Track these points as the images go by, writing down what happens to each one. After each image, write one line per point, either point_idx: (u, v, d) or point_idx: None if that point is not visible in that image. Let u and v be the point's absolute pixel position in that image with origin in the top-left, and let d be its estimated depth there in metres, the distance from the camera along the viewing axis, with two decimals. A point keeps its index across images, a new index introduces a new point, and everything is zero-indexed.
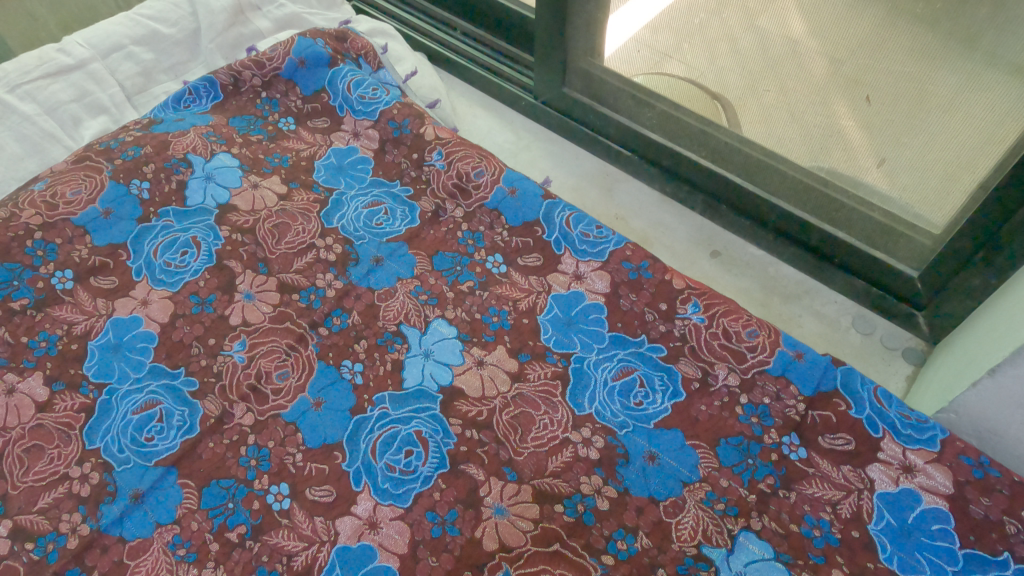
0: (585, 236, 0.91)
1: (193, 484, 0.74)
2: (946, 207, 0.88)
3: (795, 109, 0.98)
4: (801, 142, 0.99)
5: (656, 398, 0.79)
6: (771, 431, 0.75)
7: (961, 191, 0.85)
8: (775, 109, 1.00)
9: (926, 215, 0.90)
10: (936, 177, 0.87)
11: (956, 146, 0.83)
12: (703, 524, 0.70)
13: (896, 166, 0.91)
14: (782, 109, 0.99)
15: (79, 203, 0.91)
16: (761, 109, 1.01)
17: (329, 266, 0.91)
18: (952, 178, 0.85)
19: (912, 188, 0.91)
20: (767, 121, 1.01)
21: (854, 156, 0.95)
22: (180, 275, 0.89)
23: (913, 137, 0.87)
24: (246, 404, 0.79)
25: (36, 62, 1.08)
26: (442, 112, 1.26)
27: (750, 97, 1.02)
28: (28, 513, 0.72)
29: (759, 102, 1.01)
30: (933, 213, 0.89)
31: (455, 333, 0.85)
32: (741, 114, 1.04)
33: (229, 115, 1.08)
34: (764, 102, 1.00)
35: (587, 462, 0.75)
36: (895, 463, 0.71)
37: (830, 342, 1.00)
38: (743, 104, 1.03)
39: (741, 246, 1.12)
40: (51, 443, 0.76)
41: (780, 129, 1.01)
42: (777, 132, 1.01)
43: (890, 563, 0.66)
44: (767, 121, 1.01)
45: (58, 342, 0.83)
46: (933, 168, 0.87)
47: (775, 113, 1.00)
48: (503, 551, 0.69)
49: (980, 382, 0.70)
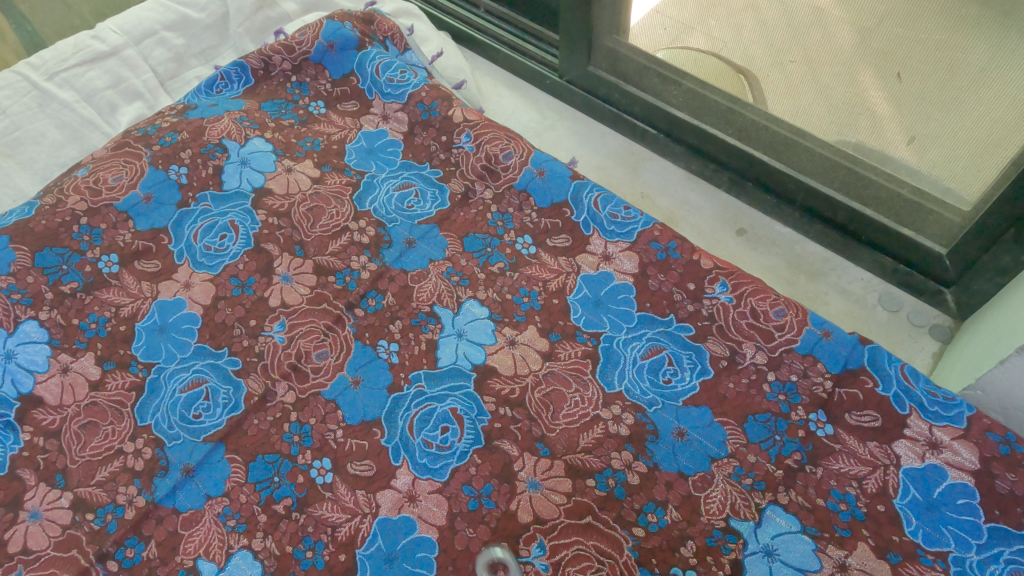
0: (613, 217, 0.92)
1: (240, 459, 0.78)
2: (977, 182, 0.87)
3: (820, 81, 0.98)
4: (827, 115, 0.99)
5: (684, 376, 0.81)
6: (798, 408, 0.77)
7: (993, 167, 0.85)
8: (800, 81, 1.00)
9: (957, 191, 0.90)
10: (968, 152, 0.87)
11: (989, 121, 0.83)
12: (731, 499, 0.72)
13: (926, 140, 0.91)
14: (808, 81, 0.99)
15: (120, 188, 0.94)
16: (785, 82, 1.01)
17: (363, 249, 0.93)
18: (984, 153, 0.85)
19: (944, 162, 0.90)
20: (792, 93, 1.01)
21: (883, 131, 0.94)
22: (220, 259, 0.92)
23: (945, 111, 0.88)
24: (287, 382, 0.83)
25: (72, 50, 1.11)
26: (467, 93, 1.27)
27: (775, 71, 1.02)
28: (86, 486, 0.76)
29: (784, 74, 1.01)
30: (965, 190, 0.89)
31: (487, 313, 0.87)
32: (766, 88, 1.04)
33: (260, 100, 1.10)
34: (790, 75, 1.00)
35: (617, 439, 0.77)
36: (921, 440, 0.72)
37: (856, 320, 1.01)
38: (769, 77, 1.03)
39: (767, 224, 1.12)
40: (105, 421, 0.80)
41: (806, 102, 1.01)
42: (803, 105, 1.01)
43: (914, 536, 0.68)
44: (792, 94, 1.01)
45: (107, 323, 0.87)
46: (964, 144, 0.87)
47: (800, 86, 1.00)
48: (538, 523, 0.72)
49: (1008, 360, 0.71)
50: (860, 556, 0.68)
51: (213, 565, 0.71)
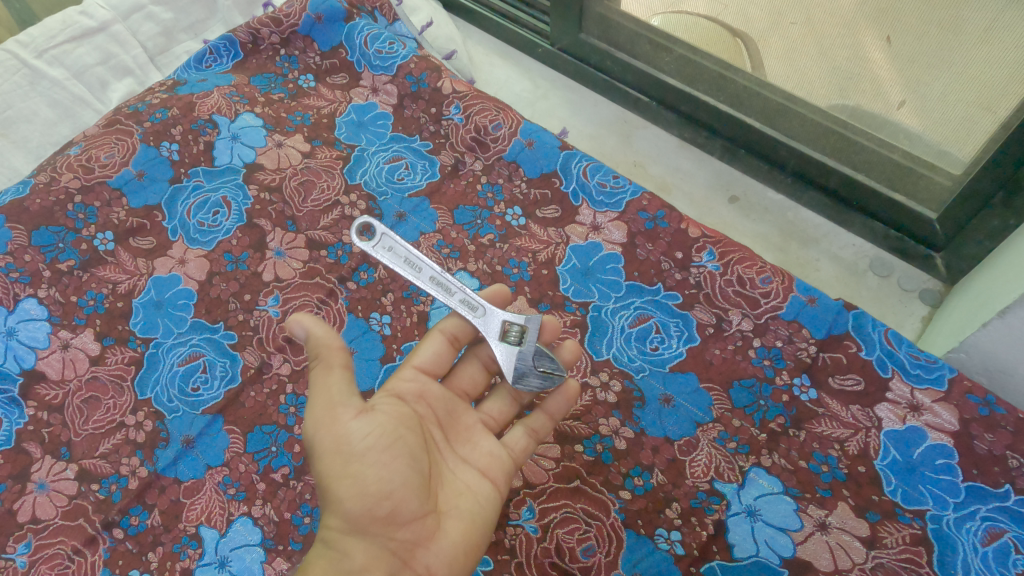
0: (602, 186, 0.93)
1: (238, 430, 0.80)
2: (971, 142, 0.87)
3: (822, 43, 1.00)
4: (826, 80, 1.01)
5: (671, 343, 0.82)
6: (783, 372, 0.78)
7: (985, 129, 0.85)
8: (801, 43, 1.01)
9: (952, 152, 0.90)
10: (960, 114, 0.88)
11: (981, 81, 0.84)
12: (715, 462, 0.74)
13: (923, 102, 0.93)
14: (808, 42, 1.01)
15: (113, 166, 0.95)
16: (785, 44, 1.03)
17: (354, 223, 0.94)
18: (975, 114, 0.86)
19: (942, 124, 0.91)
20: (791, 57, 1.03)
21: (881, 93, 0.97)
22: (214, 235, 0.93)
23: (942, 71, 0.90)
24: (282, 355, 0.84)
25: (60, 26, 1.10)
26: (458, 64, 1.26)
27: (775, 34, 1.04)
28: (91, 458, 0.78)
29: (784, 36, 1.03)
30: (960, 151, 0.89)
31: (477, 285, 0.88)
32: (763, 51, 1.06)
33: (250, 75, 1.10)
34: (789, 36, 1.02)
35: (605, 405, 0.79)
36: (902, 402, 0.74)
37: (846, 286, 1.02)
38: (766, 40, 1.05)
39: (759, 191, 1.12)
40: (106, 395, 0.82)
41: (805, 65, 1.02)
42: (800, 69, 1.03)
43: (894, 495, 0.70)
44: (791, 58, 1.03)
45: (104, 300, 0.88)
46: (957, 104, 0.88)
47: (801, 49, 1.02)
48: (527, 488, 0.74)
49: (990, 323, 0.72)
50: (841, 515, 0.70)
51: (215, 532, 0.74)
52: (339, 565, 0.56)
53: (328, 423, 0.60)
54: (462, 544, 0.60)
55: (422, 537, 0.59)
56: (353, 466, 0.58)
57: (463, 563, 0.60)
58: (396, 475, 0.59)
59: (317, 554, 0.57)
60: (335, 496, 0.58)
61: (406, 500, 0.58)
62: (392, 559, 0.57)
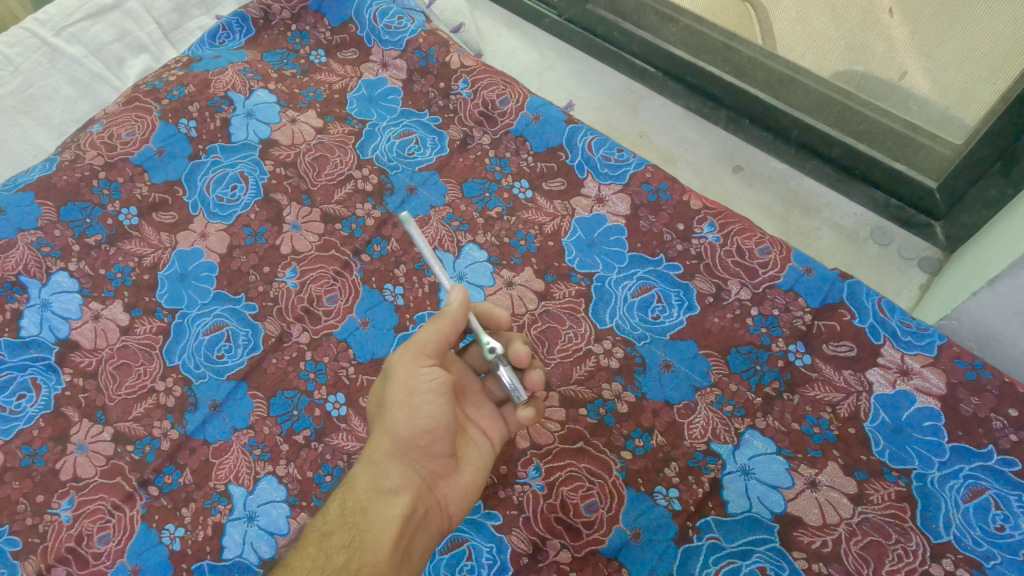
0: (606, 159, 0.95)
1: (261, 395, 0.85)
2: (977, 107, 0.88)
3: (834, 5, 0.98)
4: (838, 43, 1.00)
5: (671, 312, 0.86)
6: (779, 339, 0.82)
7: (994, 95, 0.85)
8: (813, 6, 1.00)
9: (957, 117, 0.91)
10: (971, 78, 0.87)
11: (995, 45, 0.83)
12: (712, 424, 0.78)
13: (932, 68, 0.92)
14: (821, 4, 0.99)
15: (134, 142, 0.99)
16: (795, 7, 1.02)
17: (366, 197, 0.97)
18: (985, 78, 0.85)
19: (951, 90, 0.91)
20: (805, 20, 1.02)
21: (892, 57, 0.96)
22: (233, 209, 0.97)
23: (954, 34, 0.87)
24: (301, 324, 0.89)
25: (78, 4, 1.14)
26: (465, 36, 1.31)
27: None
28: (125, 421, 0.83)
29: None
30: (965, 117, 0.90)
31: (486, 257, 0.92)
32: (774, 14, 1.05)
33: (262, 50, 1.12)
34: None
35: (608, 371, 0.83)
36: (893, 367, 0.78)
37: (846, 255, 1.04)
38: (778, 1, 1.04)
39: (763, 161, 1.13)
40: (137, 362, 0.87)
41: (818, 27, 1.01)
42: (813, 31, 1.01)
43: (881, 455, 0.74)
44: (803, 19, 1.02)
45: (131, 273, 0.92)
46: (969, 68, 0.87)
47: (813, 9, 1.00)
48: (534, 449, 0.78)
49: (980, 292, 0.75)
50: (830, 473, 0.74)
51: (243, 489, 0.79)
52: (378, 483, 0.64)
53: (410, 357, 0.65)
54: (475, 485, 0.69)
55: (446, 471, 0.68)
56: (414, 400, 0.64)
57: (472, 498, 0.69)
58: (444, 415, 0.65)
59: (362, 469, 0.65)
60: (391, 419, 0.65)
61: (444, 440, 0.66)
62: (422, 484, 0.66)
